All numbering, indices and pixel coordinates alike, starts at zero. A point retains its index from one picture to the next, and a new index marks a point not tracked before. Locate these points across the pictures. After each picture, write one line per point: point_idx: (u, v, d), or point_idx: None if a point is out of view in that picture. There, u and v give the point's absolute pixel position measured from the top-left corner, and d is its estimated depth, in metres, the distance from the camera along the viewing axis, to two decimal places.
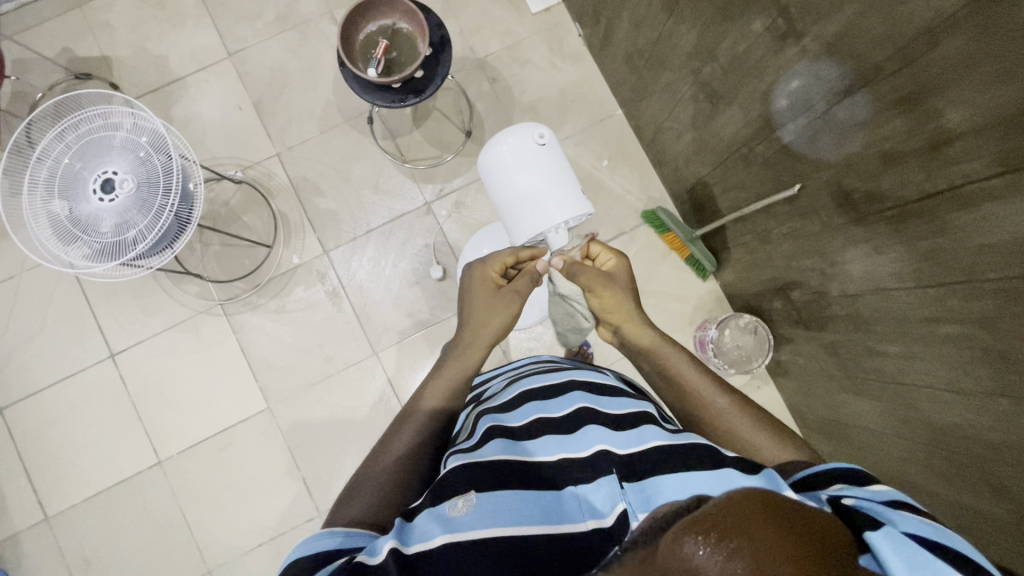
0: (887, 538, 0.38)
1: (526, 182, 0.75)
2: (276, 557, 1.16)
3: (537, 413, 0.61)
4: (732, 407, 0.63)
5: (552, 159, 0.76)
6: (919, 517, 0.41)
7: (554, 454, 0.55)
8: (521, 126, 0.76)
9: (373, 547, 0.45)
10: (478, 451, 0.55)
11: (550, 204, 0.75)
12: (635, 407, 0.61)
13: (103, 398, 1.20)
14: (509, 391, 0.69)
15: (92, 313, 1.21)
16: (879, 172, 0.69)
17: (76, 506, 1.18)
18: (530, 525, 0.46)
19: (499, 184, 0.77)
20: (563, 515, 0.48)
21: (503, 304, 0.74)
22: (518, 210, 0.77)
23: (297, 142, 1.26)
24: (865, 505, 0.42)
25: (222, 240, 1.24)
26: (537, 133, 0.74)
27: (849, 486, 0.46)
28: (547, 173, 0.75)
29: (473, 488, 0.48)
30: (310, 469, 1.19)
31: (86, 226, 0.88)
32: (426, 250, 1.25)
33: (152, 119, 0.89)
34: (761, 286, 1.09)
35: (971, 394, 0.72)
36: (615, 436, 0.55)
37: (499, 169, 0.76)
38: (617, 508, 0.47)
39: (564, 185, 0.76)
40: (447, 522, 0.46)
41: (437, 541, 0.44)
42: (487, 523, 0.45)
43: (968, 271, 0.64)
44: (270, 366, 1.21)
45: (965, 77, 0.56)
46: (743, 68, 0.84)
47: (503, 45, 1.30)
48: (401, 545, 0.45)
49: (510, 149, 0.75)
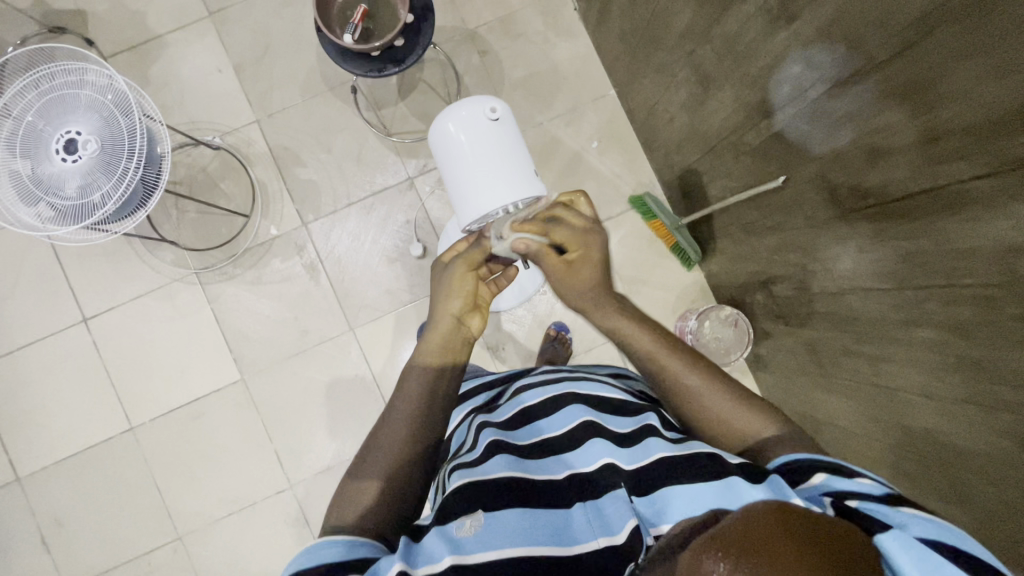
0: (899, 547, 0.41)
1: (477, 160, 0.71)
2: (247, 526, 1.17)
3: (543, 432, 0.63)
4: (703, 383, 0.62)
5: (504, 135, 0.72)
6: (917, 509, 0.45)
7: (562, 471, 0.57)
8: (471, 100, 0.72)
9: (378, 568, 0.46)
10: (482, 466, 0.57)
11: (500, 183, 0.71)
12: (640, 421, 0.62)
13: (75, 361, 1.19)
14: (512, 403, 0.70)
15: (65, 276, 1.19)
16: (866, 168, 0.66)
17: (49, 468, 1.18)
18: (541, 547, 0.49)
19: (449, 164, 0.73)
20: (572, 535, 0.50)
21: (465, 278, 0.68)
22: (468, 191, 0.72)
23: (278, 109, 1.22)
24: (867, 506, 0.45)
25: (199, 207, 1.21)
26: (488, 107, 0.71)
27: (836, 477, 0.49)
28: (497, 149, 0.71)
29: (480, 507, 0.51)
30: (282, 441, 1.19)
31: (49, 187, 0.86)
32: (408, 226, 1.22)
33: (116, 78, 0.85)
34: (744, 279, 1.07)
35: (942, 400, 0.70)
36: (620, 450, 0.57)
37: (449, 145, 0.72)
38: (628, 525, 0.50)
39: (517, 163, 0.72)
40: (455, 543, 0.48)
41: (445, 563, 0.46)
42: (496, 544, 0.48)
43: (947, 275, 0.62)
44: (244, 338, 1.20)
45: (960, 68, 0.52)
46: (735, 51, 0.80)
47: (495, 15, 1.25)
48: (409, 566, 0.46)
49: (458, 124, 0.71)
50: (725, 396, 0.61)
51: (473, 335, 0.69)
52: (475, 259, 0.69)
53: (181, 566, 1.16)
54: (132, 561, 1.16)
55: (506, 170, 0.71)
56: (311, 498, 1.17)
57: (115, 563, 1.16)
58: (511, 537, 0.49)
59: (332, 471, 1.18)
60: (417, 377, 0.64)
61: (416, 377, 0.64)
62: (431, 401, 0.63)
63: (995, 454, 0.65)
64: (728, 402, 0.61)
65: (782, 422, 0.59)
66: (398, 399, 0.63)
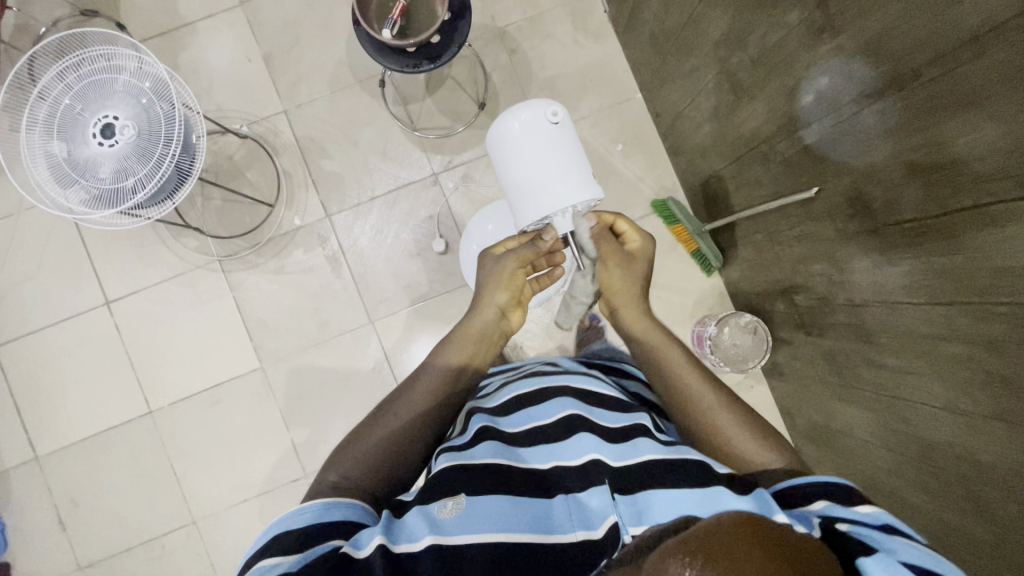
0: (881, 569, 0.41)
1: (537, 162, 0.69)
2: (261, 512, 1.18)
3: (533, 420, 0.63)
4: (718, 405, 0.64)
5: (565, 138, 0.70)
6: (910, 539, 0.45)
7: (546, 461, 0.58)
8: (534, 101, 0.71)
9: (358, 541, 0.48)
10: (469, 452, 0.58)
11: (557, 185, 0.68)
12: (632, 419, 0.62)
13: (96, 343, 1.20)
14: (504, 392, 0.70)
15: (89, 258, 1.20)
16: (901, 184, 0.67)
17: (66, 449, 1.19)
18: (519, 533, 0.49)
19: (507, 165, 0.72)
20: (551, 525, 0.51)
21: (513, 278, 0.71)
22: (525, 194, 0.70)
23: (306, 101, 1.23)
24: (857, 530, 0.45)
25: (224, 195, 1.22)
26: (551, 110, 0.69)
27: (834, 505, 0.49)
28: (556, 152, 0.69)
29: (462, 492, 0.52)
30: (300, 431, 1.20)
31: (84, 170, 0.86)
32: (430, 222, 1.22)
33: (155, 64, 0.86)
34: (765, 287, 1.08)
35: (965, 415, 0.71)
36: (607, 445, 0.58)
37: (507, 142, 0.71)
38: (608, 520, 0.50)
39: (578, 166, 0.70)
40: (435, 523, 0.49)
41: (423, 543, 0.48)
42: (475, 528, 0.49)
43: (979, 292, 0.63)
44: (265, 326, 1.21)
45: (1007, 91, 0.53)
46: (772, 61, 0.81)
47: (525, 15, 1.26)
48: (389, 542, 0.48)
49: (519, 122, 0.70)
50: (735, 421, 0.63)
51: (512, 330, 0.74)
52: (527, 260, 0.71)
53: (195, 549, 1.17)
54: (147, 543, 1.17)
55: (564, 173, 0.69)
56: None
57: (130, 545, 1.17)
58: (489, 522, 0.49)
59: None
60: (441, 369, 0.69)
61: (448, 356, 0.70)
62: (448, 387, 0.68)
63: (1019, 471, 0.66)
64: (734, 427, 0.62)
65: (787, 455, 0.60)
66: (420, 378, 0.68)
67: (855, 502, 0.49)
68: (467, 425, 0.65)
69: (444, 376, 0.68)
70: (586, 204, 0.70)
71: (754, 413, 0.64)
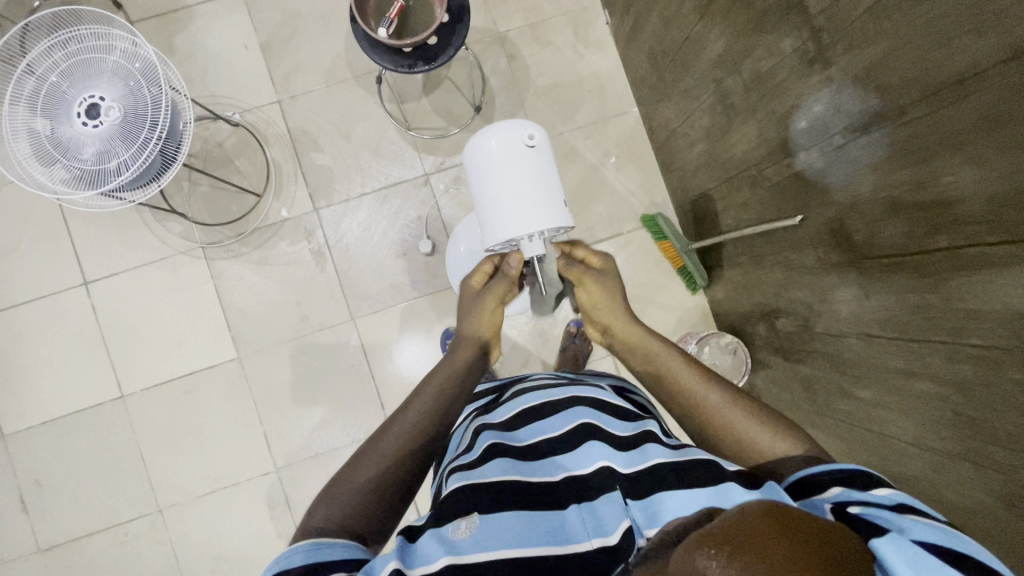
0: (895, 548, 0.40)
1: (511, 186, 0.71)
2: (227, 505, 1.17)
3: (541, 433, 0.63)
4: (725, 400, 0.63)
5: (543, 162, 0.72)
6: (927, 519, 0.44)
7: (559, 472, 0.57)
8: (513, 121, 0.72)
9: (373, 566, 0.46)
10: (480, 469, 0.57)
11: (529, 208, 0.70)
12: (638, 427, 0.63)
13: (72, 324, 1.18)
14: (511, 404, 0.70)
15: (70, 237, 1.18)
16: (882, 219, 0.67)
17: (34, 428, 1.17)
18: (536, 546, 0.49)
19: (481, 182, 0.73)
20: (566, 535, 0.51)
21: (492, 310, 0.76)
22: (497, 212, 0.72)
23: (301, 92, 1.22)
24: (869, 511, 0.45)
25: (211, 182, 1.20)
26: (527, 132, 0.70)
27: (849, 489, 0.49)
28: (530, 175, 0.71)
29: (476, 509, 0.51)
30: (272, 424, 1.18)
31: (67, 149, 0.85)
32: (419, 222, 1.22)
33: (145, 47, 0.84)
34: (747, 310, 1.08)
35: (932, 452, 0.72)
36: (617, 454, 0.58)
37: (483, 160, 0.72)
38: (623, 525, 0.50)
39: (551, 193, 0.72)
40: (451, 544, 0.48)
41: (441, 563, 0.46)
42: (492, 546, 0.48)
43: (952, 332, 0.63)
44: (245, 317, 1.19)
45: (987, 135, 0.53)
46: (765, 86, 0.81)
47: (526, 21, 1.26)
48: (404, 567, 0.46)
49: (496, 142, 0.71)
50: (745, 414, 0.61)
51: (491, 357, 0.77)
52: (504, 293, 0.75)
53: (159, 539, 1.16)
54: (110, 529, 1.16)
55: (537, 196, 0.70)
56: (296, 484, 1.17)
57: (93, 530, 1.16)
58: (504, 537, 0.49)
59: (319, 458, 1.18)
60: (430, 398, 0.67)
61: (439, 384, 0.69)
62: (438, 415, 0.66)
63: (981, 511, 0.67)
64: (749, 421, 0.60)
65: (804, 444, 0.58)
66: (410, 408, 0.66)
67: (871, 486, 0.48)
68: (474, 442, 0.64)
69: (436, 405, 0.67)
70: (556, 227, 0.72)
71: (763, 405, 0.62)
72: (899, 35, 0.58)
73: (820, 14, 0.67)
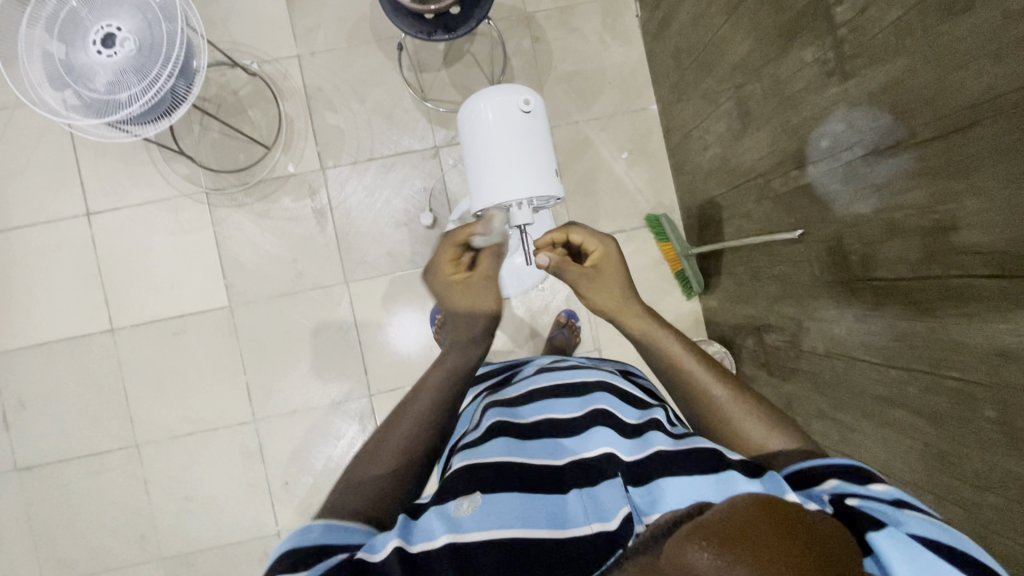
0: (891, 543, 0.41)
1: (504, 152, 0.71)
2: (202, 449, 1.19)
3: (547, 417, 0.63)
4: (726, 395, 0.59)
5: (534, 130, 0.72)
6: (922, 514, 0.44)
7: (563, 456, 0.58)
8: (508, 88, 0.72)
9: (374, 544, 0.46)
10: (484, 449, 0.57)
11: (521, 175, 0.70)
12: (646, 415, 0.63)
13: (71, 251, 1.19)
14: (522, 385, 0.70)
15: (77, 166, 1.19)
16: (881, 241, 0.66)
17: (22, 349, 1.19)
18: (535, 528, 0.49)
19: (473, 147, 0.73)
20: (566, 519, 0.50)
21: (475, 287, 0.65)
22: (489, 179, 0.71)
23: (321, 49, 1.21)
24: (868, 505, 0.45)
25: (222, 128, 1.20)
26: (523, 97, 0.71)
27: (848, 481, 0.47)
28: (523, 141, 0.71)
29: (480, 490, 0.51)
30: (255, 375, 1.20)
31: (79, 76, 0.85)
32: (423, 194, 1.21)
33: None
34: (738, 321, 1.08)
35: (899, 481, 0.73)
36: (621, 440, 0.58)
37: (477, 125, 0.72)
38: (622, 512, 0.49)
39: (542, 161, 0.72)
40: (453, 522, 0.48)
41: (441, 540, 0.47)
42: (493, 524, 0.48)
43: (933, 363, 0.63)
44: (240, 267, 1.20)
45: (992, 165, 0.52)
46: (782, 94, 0.79)
47: (556, 5, 1.24)
48: (405, 543, 0.46)
49: (491, 106, 0.71)
50: (746, 410, 0.58)
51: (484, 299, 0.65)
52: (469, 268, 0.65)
53: (133, 472, 1.18)
54: (85, 458, 1.18)
55: (529, 162, 0.71)
56: (272, 437, 1.19)
57: (69, 455, 1.18)
58: (506, 519, 0.49)
59: (296, 415, 1.19)
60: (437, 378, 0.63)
61: (464, 354, 0.64)
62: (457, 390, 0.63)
63: None
64: (749, 416, 0.57)
65: (802, 439, 0.55)
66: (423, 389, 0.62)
67: (867, 480, 0.47)
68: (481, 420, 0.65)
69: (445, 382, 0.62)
70: (547, 195, 0.72)
71: (763, 399, 0.59)
72: (920, 53, 0.57)
73: (846, 25, 0.65)
